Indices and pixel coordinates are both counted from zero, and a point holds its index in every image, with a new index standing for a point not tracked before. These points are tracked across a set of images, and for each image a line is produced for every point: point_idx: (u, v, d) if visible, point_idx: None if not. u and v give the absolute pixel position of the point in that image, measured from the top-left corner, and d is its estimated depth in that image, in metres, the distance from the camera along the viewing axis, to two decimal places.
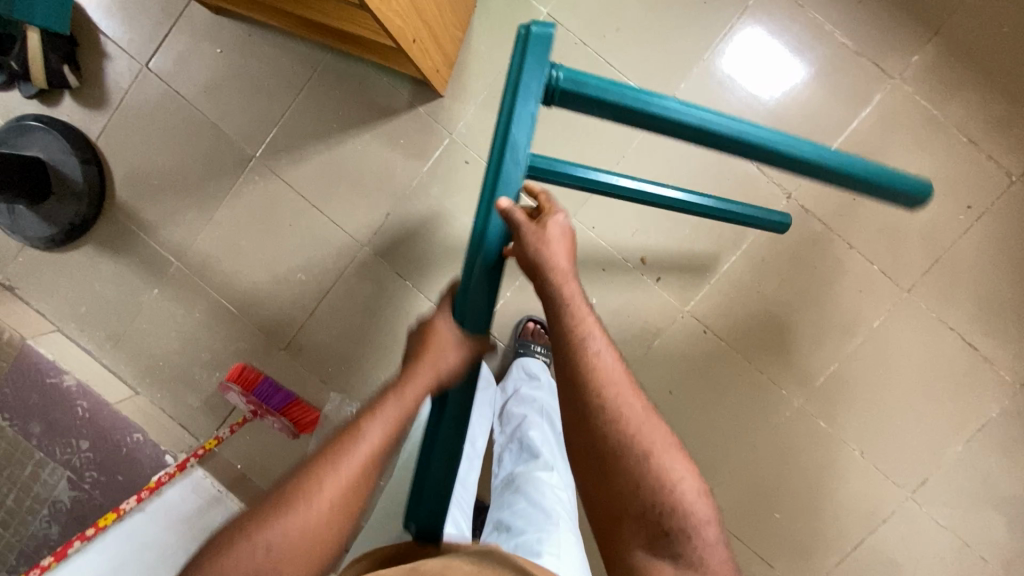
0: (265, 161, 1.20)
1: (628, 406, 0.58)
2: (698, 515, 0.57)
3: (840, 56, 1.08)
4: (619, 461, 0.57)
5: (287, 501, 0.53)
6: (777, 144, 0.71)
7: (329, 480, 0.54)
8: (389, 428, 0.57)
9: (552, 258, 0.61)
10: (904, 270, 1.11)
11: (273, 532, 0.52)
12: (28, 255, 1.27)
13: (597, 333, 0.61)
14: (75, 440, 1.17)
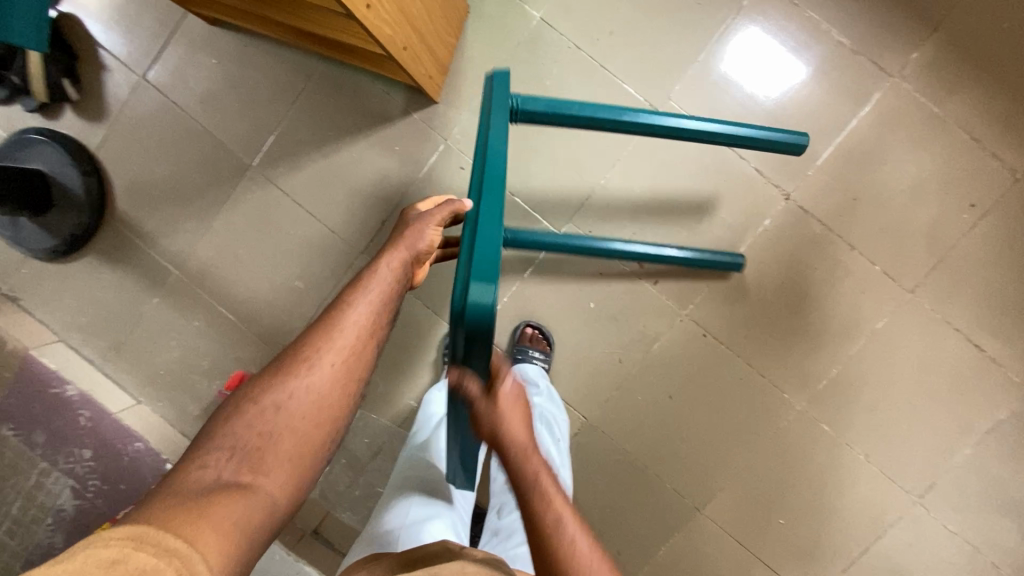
0: (262, 170, 1.21)
1: (582, 553, 0.55)
2: None
3: (838, 55, 1.06)
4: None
5: (282, 372, 0.62)
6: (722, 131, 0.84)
7: (327, 350, 0.64)
8: (370, 304, 0.68)
9: (514, 441, 0.52)
10: (906, 271, 1.09)
11: (275, 393, 0.60)
12: (31, 266, 1.28)
13: (563, 505, 0.57)
14: (77, 449, 1.20)
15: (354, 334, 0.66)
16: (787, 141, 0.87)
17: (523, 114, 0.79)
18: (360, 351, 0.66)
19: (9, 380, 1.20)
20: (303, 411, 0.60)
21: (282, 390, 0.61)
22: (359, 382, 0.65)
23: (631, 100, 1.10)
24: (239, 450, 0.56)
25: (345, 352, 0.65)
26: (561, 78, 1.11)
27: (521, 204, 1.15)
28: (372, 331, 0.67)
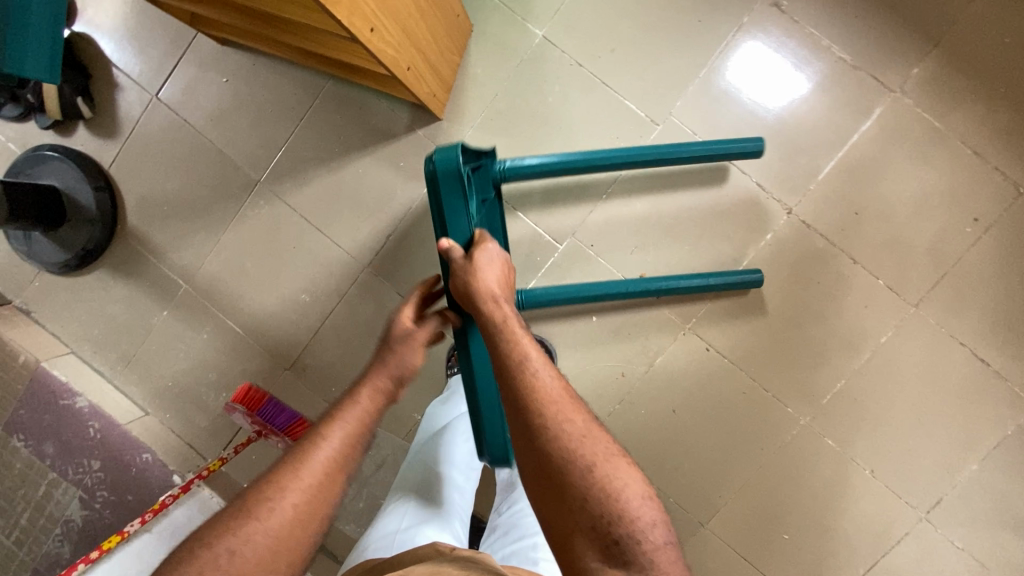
0: (269, 185, 1.23)
1: (545, 382, 0.65)
2: (644, 518, 0.60)
3: (838, 71, 1.07)
4: (558, 475, 0.61)
5: (245, 512, 0.61)
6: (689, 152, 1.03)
7: (290, 491, 0.62)
8: (341, 438, 0.67)
9: (482, 287, 0.73)
10: (910, 285, 1.09)
11: (228, 542, 0.59)
12: (44, 279, 1.31)
13: (528, 343, 0.69)
14: (86, 460, 1.21)
15: (323, 466, 0.64)
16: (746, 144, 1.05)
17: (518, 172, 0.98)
18: (331, 482, 0.65)
19: (23, 391, 1.24)
20: (259, 556, 0.59)
21: (235, 534, 0.59)
22: (319, 521, 0.63)
23: (633, 116, 1.11)
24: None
25: (308, 490, 0.63)
26: (563, 95, 1.13)
27: (524, 219, 1.16)
28: (342, 461, 0.66)
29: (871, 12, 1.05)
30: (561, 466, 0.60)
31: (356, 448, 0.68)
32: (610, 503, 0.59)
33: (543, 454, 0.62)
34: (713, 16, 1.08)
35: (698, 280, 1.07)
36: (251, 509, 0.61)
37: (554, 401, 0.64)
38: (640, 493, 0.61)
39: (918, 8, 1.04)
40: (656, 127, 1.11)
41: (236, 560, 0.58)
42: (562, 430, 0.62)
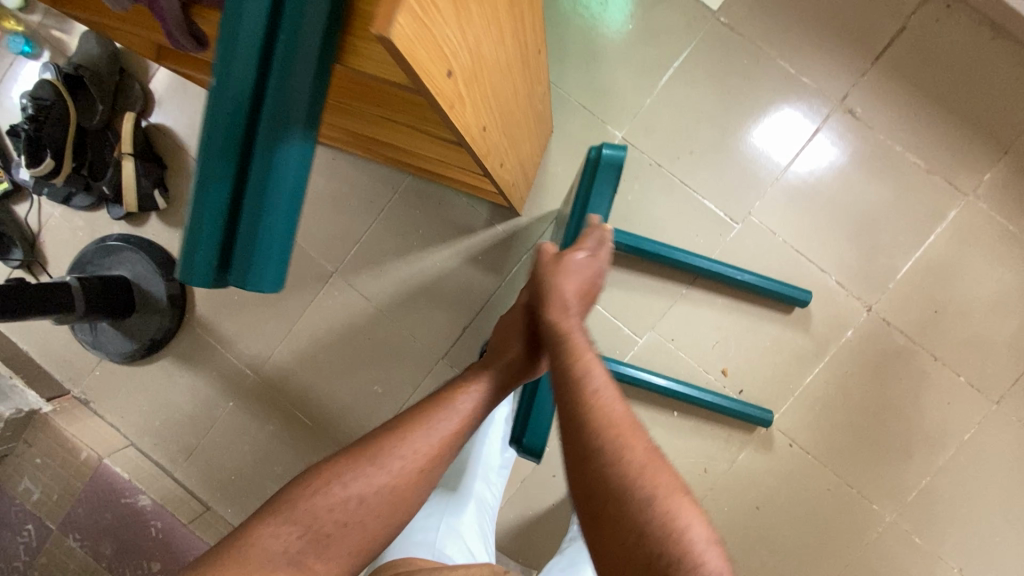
0: (344, 276, 1.23)
1: (609, 403, 0.60)
2: (711, 565, 0.51)
3: (913, 175, 1.10)
4: (615, 503, 0.54)
5: (381, 456, 0.66)
6: (736, 276, 1.08)
7: (412, 441, 0.67)
8: (461, 408, 0.70)
9: (556, 294, 0.68)
10: (992, 382, 1.10)
11: (361, 479, 0.64)
12: (106, 369, 1.28)
13: (594, 362, 0.64)
14: (147, 561, 1.18)
15: (449, 427, 0.68)
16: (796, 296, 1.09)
17: None
18: (439, 451, 0.68)
19: (83, 488, 1.20)
20: (378, 506, 0.64)
21: (359, 480, 0.65)
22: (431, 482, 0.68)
23: (712, 215, 1.14)
24: (311, 533, 0.61)
25: (430, 456, 0.67)
26: (643, 193, 1.15)
27: (603, 313, 1.16)
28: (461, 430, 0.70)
29: (943, 120, 1.09)
30: (619, 491, 0.54)
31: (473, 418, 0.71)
32: (671, 546, 0.51)
33: (601, 477, 0.56)
34: (788, 121, 1.12)
35: (712, 396, 1.10)
36: (377, 457, 0.66)
37: (616, 426, 0.58)
38: (703, 538, 0.53)
39: (988, 119, 1.09)
40: (736, 226, 1.13)
41: (361, 506, 0.64)
42: (622, 455, 0.56)
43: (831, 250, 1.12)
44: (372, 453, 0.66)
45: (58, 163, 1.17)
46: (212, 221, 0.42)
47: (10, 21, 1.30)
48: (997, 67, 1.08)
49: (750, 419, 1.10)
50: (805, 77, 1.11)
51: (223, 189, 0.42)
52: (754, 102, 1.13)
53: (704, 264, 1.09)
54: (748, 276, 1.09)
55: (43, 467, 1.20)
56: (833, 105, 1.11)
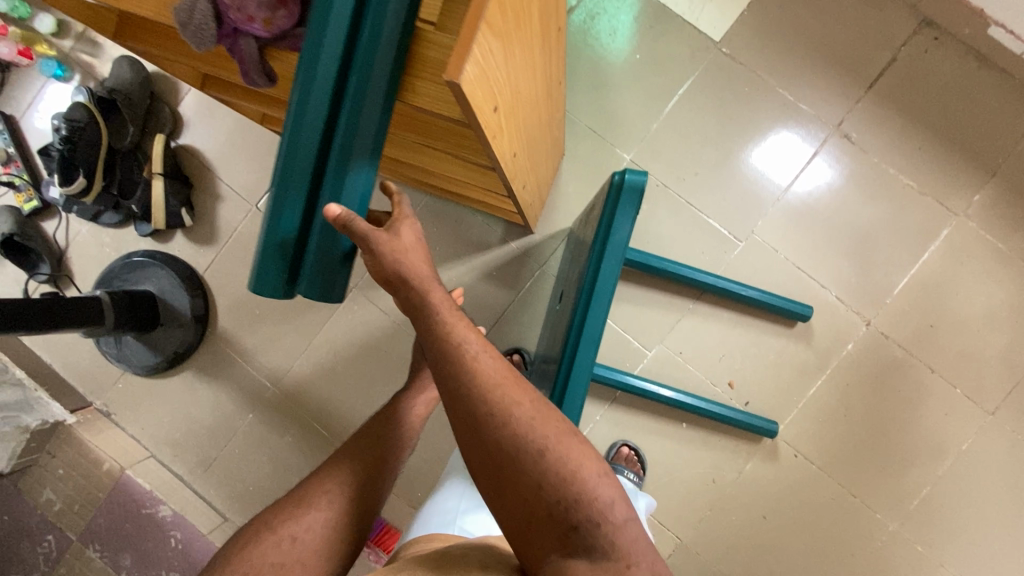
0: (363, 290, 1.27)
1: (487, 368, 0.54)
2: (602, 496, 0.51)
3: (907, 196, 1.16)
4: (511, 465, 0.52)
5: (306, 497, 0.69)
6: (741, 292, 1.13)
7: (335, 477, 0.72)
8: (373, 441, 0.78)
9: (410, 272, 0.55)
10: (986, 393, 1.15)
11: (291, 520, 0.66)
12: (128, 381, 1.31)
13: (465, 328, 0.56)
14: (166, 571, 1.21)
15: (367, 466, 0.74)
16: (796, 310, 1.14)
17: None
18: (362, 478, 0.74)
19: (104, 499, 1.22)
20: (313, 540, 0.66)
21: (296, 522, 0.66)
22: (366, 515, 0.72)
23: (717, 233, 1.19)
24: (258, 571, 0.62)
25: (360, 489, 0.72)
26: (651, 212, 1.21)
27: (614, 326, 1.21)
28: (380, 467, 0.76)
29: (933, 144, 1.16)
30: (512, 451, 0.52)
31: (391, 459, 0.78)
32: (570, 497, 0.51)
33: (493, 441, 0.52)
34: (786, 144, 1.19)
35: (720, 408, 1.14)
36: (309, 499, 0.69)
37: (498, 387, 0.53)
38: (598, 473, 0.53)
39: (976, 143, 1.15)
40: (739, 244, 1.19)
41: (299, 541, 0.65)
42: (507, 417, 0.52)
43: (830, 267, 1.17)
44: (297, 499, 0.69)
45: (88, 182, 1.21)
46: (285, 236, 0.51)
47: (43, 45, 1.34)
48: (984, 95, 1.14)
49: (756, 429, 1.14)
50: (802, 103, 1.18)
51: (297, 207, 0.50)
52: (755, 127, 1.19)
53: (709, 279, 1.14)
54: (752, 292, 1.14)
55: (65, 478, 1.22)
56: (829, 129, 1.18)
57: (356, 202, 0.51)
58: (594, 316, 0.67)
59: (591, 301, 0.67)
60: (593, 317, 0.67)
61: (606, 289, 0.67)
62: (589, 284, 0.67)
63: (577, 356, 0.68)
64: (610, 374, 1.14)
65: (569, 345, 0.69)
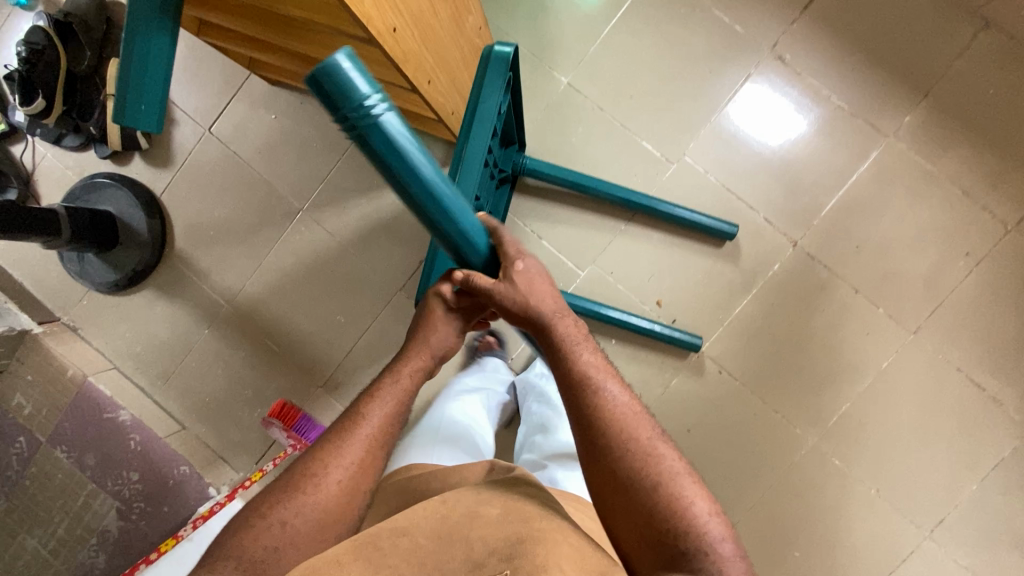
0: (310, 213, 1.32)
1: (615, 400, 0.64)
2: (714, 533, 0.59)
3: (839, 117, 1.18)
4: (627, 488, 0.61)
5: (315, 472, 0.70)
6: (668, 211, 1.17)
7: (341, 458, 0.71)
8: (384, 413, 0.73)
9: (539, 313, 0.66)
10: (909, 314, 1.17)
11: (301, 499, 0.68)
12: (93, 298, 1.39)
13: (606, 375, 0.66)
14: (126, 472, 1.28)
15: (361, 447, 0.71)
16: (723, 231, 1.17)
17: (532, 171, 1.18)
18: (370, 452, 0.72)
19: (69, 404, 1.30)
20: (316, 515, 0.68)
21: (289, 506, 0.67)
22: (358, 498, 0.70)
23: (650, 156, 1.22)
24: (246, 560, 0.63)
25: (355, 469, 0.71)
26: (587, 135, 1.23)
27: (549, 248, 1.26)
28: (373, 449, 0.72)
29: (866, 66, 1.17)
30: (628, 481, 0.61)
31: (385, 441, 0.73)
32: (697, 533, 0.58)
33: (615, 468, 0.62)
34: (720, 66, 1.20)
35: (646, 322, 1.18)
36: (300, 485, 0.69)
37: (634, 426, 0.64)
38: (718, 514, 0.61)
39: (910, 64, 1.15)
40: (671, 166, 1.22)
41: (288, 522, 0.66)
42: (647, 460, 0.62)
43: (759, 188, 1.20)
44: (289, 483, 0.69)
45: (48, 105, 1.27)
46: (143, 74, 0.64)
47: None
48: (919, 15, 1.14)
49: (680, 344, 1.18)
50: (738, 25, 1.19)
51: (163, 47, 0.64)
52: (691, 49, 1.20)
53: (635, 197, 1.17)
54: (679, 210, 1.17)
55: (34, 384, 1.30)
56: (764, 51, 1.19)
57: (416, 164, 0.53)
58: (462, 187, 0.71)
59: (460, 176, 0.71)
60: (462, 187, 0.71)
61: (474, 159, 0.72)
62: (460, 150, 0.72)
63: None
64: (588, 307, 1.18)
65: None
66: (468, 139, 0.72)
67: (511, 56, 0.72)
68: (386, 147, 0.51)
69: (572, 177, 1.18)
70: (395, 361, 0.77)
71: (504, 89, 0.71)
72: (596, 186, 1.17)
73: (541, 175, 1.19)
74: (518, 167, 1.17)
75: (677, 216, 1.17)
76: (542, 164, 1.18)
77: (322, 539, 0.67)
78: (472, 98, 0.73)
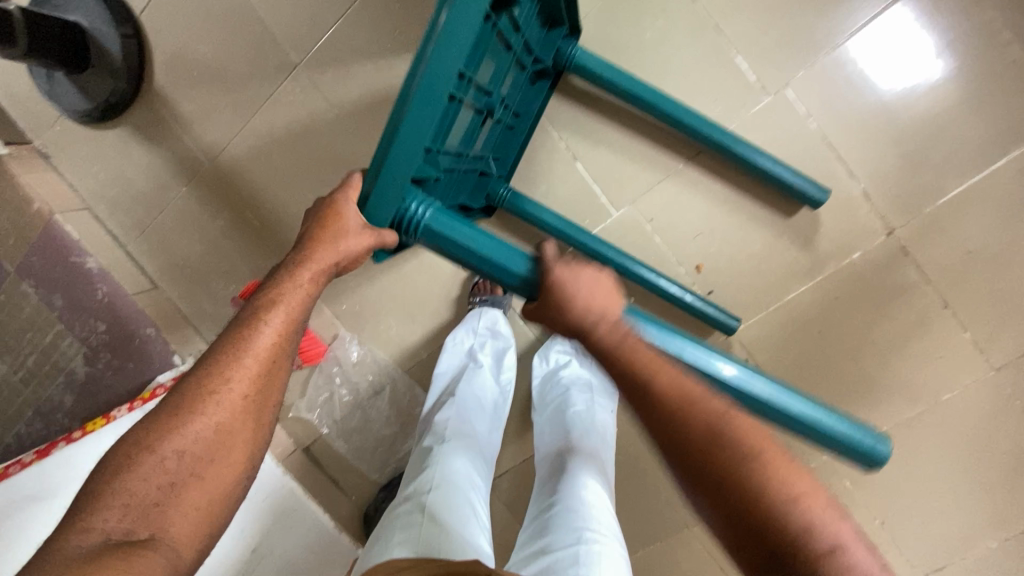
0: (309, 71, 1.08)
1: (668, 382, 0.53)
2: (806, 516, 0.47)
3: (1011, 74, 0.86)
4: (706, 491, 0.50)
5: (198, 399, 0.55)
6: (740, 152, 0.90)
7: (236, 378, 0.56)
8: (285, 316, 0.59)
9: (559, 292, 0.57)
10: (1001, 346, 0.94)
11: (182, 434, 0.53)
12: (65, 126, 1.23)
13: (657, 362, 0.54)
14: (93, 319, 1.20)
15: (264, 352, 0.58)
16: (809, 194, 0.91)
17: (576, 65, 0.91)
18: (268, 362, 0.58)
19: (36, 240, 1.18)
20: (209, 448, 0.54)
21: (183, 431, 0.54)
22: (268, 410, 0.58)
23: (740, 78, 0.93)
24: (135, 506, 0.49)
25: (252, 383, 0.57)
26: (665, 34, 0.94)
27: (582, 173, 1.03)
28: (282, 353, 0.59)
29: None
30: (710, 484, 0.49)
31: (294, 341, 0.60)
32: (794, 533, 0.47)
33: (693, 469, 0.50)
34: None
35: (676, 288, 0.96)
36: (194, 407, 0.55)
37: (700, 402, 0.52)
38: (824, 501, 0.49)
39: None
40: (765, 98, 0.93)
41: (175, 461, 0.52)
42: (723, 446, 0.50)
43: (868, 150, 0.93)
44: (176, 406, 0.55)
45: None
46: None
47: None
48: None
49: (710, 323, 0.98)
50: None
51: None
52: None
53: (702, 126, 0.90)
54: (758, 155, 0.90)
55: None
56: None
57: (462, 236, 0.60)
58: (438, 61, 0.52)
59: (434, 52, 0.52)
60: (438, 61, 0.52)
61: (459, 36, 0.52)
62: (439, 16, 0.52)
63: (405, 119, 0.53)
64: (623, 263, 0.96)
65: (399, 99, 0.54)
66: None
67: None
68: (439, 233, 0.60)
69: (623, 83, 0.90)
70: (284, 265, 0.61)
71: None
72: (655, 102, 0.90)
73: (584, 73, 0.92)
74: (560, 58, 0.90)
75: (752, 162, 0.90)
76: (589, 55, 0.91)
77: (231, 466, 0.55)
78: None
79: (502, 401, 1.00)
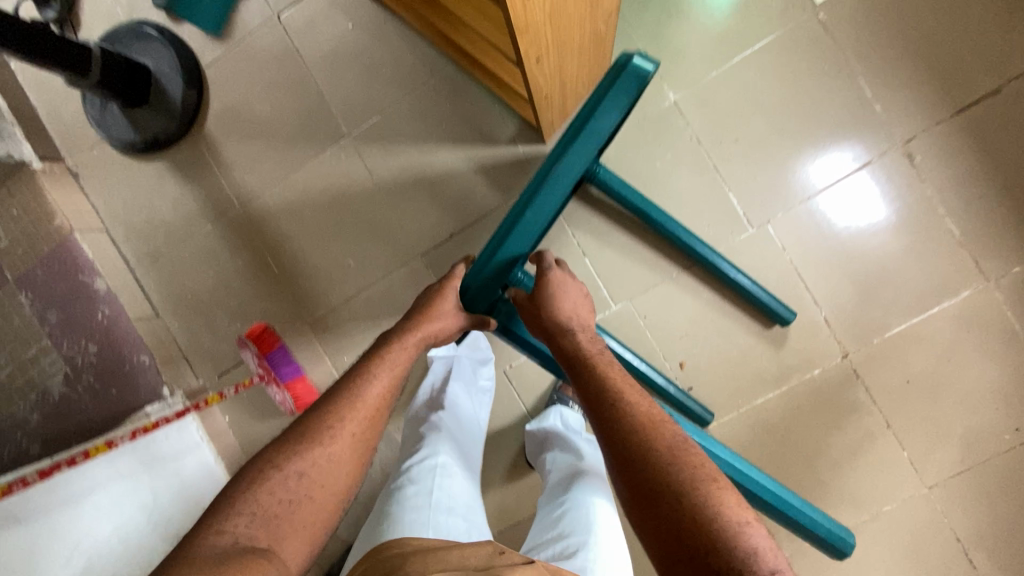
0: (356, 142, 1.20)
1: (633, 407, 0.68)
2: (738, 532, 0.57)
3: (943, 241, 1.07)
4: (648, 497, 0.61)
5: (315, 432, 0.66)
6: (727, 273, 1.05)
7: (349, 417, 0.67)
8: (392, 375, 0.72)
9: (560, 311, 0.77)
10: (933, 467, 1.08)
11: (298, 460, 0.63)
12: (104, 150, 1.28)
13: (625, 387, 0.70)
14: (84, 340, 1.17)
15: (374, 399, 0.70)
16: (780, 314, 1.07)
17: (598, 180, 1.05)
18: (376, 415, 0.69)
19: (45, 252, 1.18)
20: (322, 476, 0.63)
21: (303, 457, 0.64)
22: (370, 447, 0.69)
23: (730, 211, 1.11)
24: (259, 515, 0.59)
25: (361, 423, 0.68)
26: (672, 166, 1.11)
27: (588, 267, 1.16)
28: (385, 403, 0.71)
29: (991, 199, 1.06)
30: (653, 490, 0.61)
31: (394, 394, 0.72)
32: (731, 548, 0.56)
33: (639, 476, 0.62)
34: (834, 155, 1.08)
35: (663, 380, 1.06)
36: (315, 435, 0.65)
37: (660, 431, 0.65)
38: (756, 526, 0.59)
39: None
40: (749, 230, 1.10)
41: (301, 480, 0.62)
42: (674, 467, 0.62)
43: (830, 285, 1.10)
44: (298, 436, 0.65)
45: None
46: None
47: None
48: None
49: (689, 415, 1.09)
50: (878, 105, 1.07)
51: None
52: (818, 116, 1.08)
53: (698, 247, 1.06)
54: (742, 278, 1.05)
55: None
56: (893, 144, 1.07)
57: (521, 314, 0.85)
58: (544, 200, 0.77)
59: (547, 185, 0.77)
60: (543, 201, 0.77)
61: (563, 176, 0.77)
62: (549, 167, 0.77)
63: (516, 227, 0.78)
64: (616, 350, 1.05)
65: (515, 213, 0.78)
66: (567, 151, 0.76)
67: (647, 76, 0.73)
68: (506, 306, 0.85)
69: (637, 203, 1.05)
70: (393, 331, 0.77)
71: (622, 111, 0.74)
72: (659, 222, 1.06)
73: (606, 188, 1.06)
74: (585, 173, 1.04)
75: (735, 283, 1.06)
76: (611, 174, 1.05)
77: (336, 493, 0.64)
78: (583, 114, 0.76)
79: (481, 413, 1.10)
